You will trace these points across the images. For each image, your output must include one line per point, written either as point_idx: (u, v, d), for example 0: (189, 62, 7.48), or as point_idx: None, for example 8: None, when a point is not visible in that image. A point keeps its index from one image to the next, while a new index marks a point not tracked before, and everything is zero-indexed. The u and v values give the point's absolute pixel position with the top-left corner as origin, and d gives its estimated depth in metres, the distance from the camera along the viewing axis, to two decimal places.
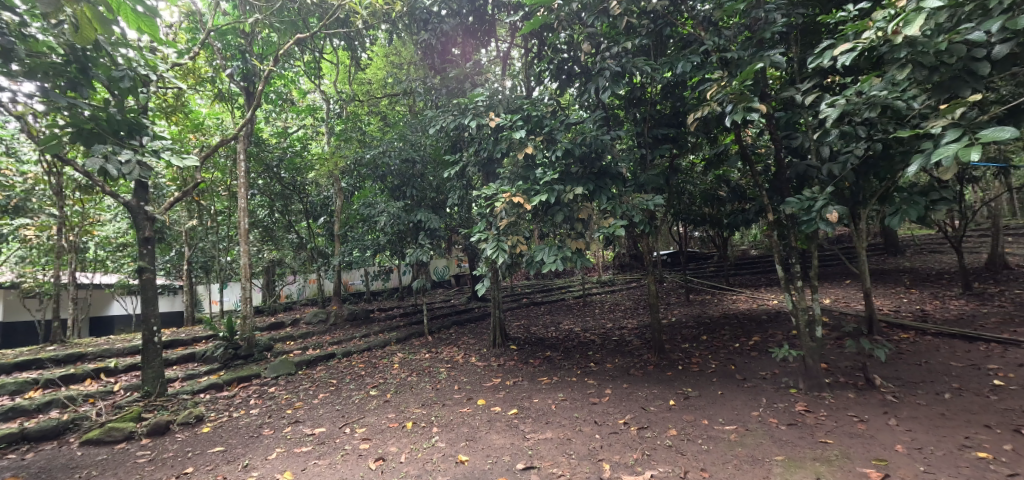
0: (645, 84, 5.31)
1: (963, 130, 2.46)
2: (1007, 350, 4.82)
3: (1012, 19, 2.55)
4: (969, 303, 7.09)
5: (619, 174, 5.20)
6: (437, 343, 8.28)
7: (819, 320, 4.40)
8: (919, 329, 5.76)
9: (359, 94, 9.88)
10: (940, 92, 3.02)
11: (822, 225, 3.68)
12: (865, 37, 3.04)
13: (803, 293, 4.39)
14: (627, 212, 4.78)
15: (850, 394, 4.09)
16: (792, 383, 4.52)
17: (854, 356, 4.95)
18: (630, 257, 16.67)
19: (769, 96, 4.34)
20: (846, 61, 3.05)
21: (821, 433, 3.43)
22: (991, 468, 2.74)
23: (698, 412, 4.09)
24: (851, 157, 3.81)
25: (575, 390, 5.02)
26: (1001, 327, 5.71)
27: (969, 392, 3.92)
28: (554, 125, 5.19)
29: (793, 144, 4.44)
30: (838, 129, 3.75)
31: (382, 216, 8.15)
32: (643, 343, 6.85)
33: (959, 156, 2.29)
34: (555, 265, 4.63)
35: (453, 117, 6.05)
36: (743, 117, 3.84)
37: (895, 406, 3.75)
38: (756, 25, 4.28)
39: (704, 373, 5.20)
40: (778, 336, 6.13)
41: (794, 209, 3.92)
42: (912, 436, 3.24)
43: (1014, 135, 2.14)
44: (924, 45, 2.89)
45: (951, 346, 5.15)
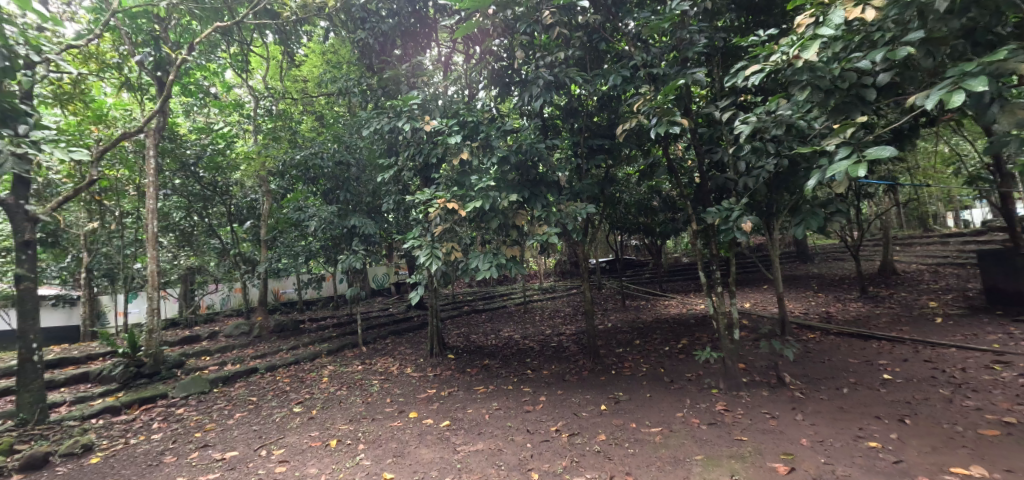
0: (580, 96, 5.50)
1: (853, 148, 2.70)
2: (893, 347, 5.40)
3: (892, 51, 2.85)
4: (864, 305, 7.91)
5: (554, 182, 5.28)
6: (371, 355, 7.93)
7: (737, 323, 4.66)
8: (824, 329, 6.33)
9: (292, 91, 9.50)
10: (835, 115, 3.31)
11: (738, 234, 3.92)
12: (772, 60, 3.28)
13: (722, 298, 4.64)
14: (561, 220, 4.88)
15: (764, 392, 4.38)
16: (713, 383, 4.77)
17: (768, 356, 5.34)
18: (570, 264, 17.18)
19: (691, 112, 4.60)
20: (756, 81, 3.27)
21: (737, 431, 3.62)
22: (879, 456, 3.00)
23: (626, 415, 4.20)
24: (763, 172, 4.08)
25: (510, 398, 4.98)
26: (889, 326, 6.40)
27: (863, 386, 4.32)
28: (490, 131, 5.18)
29: (713, 158, 4.70)
30: (750, 145, 4.01)
31: (313, 220, 7.73)
32: (579, 349, 6.97)
33: (849, 172, 2.52)
34: (489, 273, 4.56)
35: (387, 119, 5.87)
36: (666, 130, 4.02)
37: (801, 402, 4.05)
38: (681, 45, 4.56)
39: (635, 376, 5.38)
40: (704, 339, 6.49)
41: (713, 219, 4.14)
42: (815, 429, 3.50)
43: (892, 155, 2.37)
44: (822, 70, 3.14)
45: (850, 343, 5.69)
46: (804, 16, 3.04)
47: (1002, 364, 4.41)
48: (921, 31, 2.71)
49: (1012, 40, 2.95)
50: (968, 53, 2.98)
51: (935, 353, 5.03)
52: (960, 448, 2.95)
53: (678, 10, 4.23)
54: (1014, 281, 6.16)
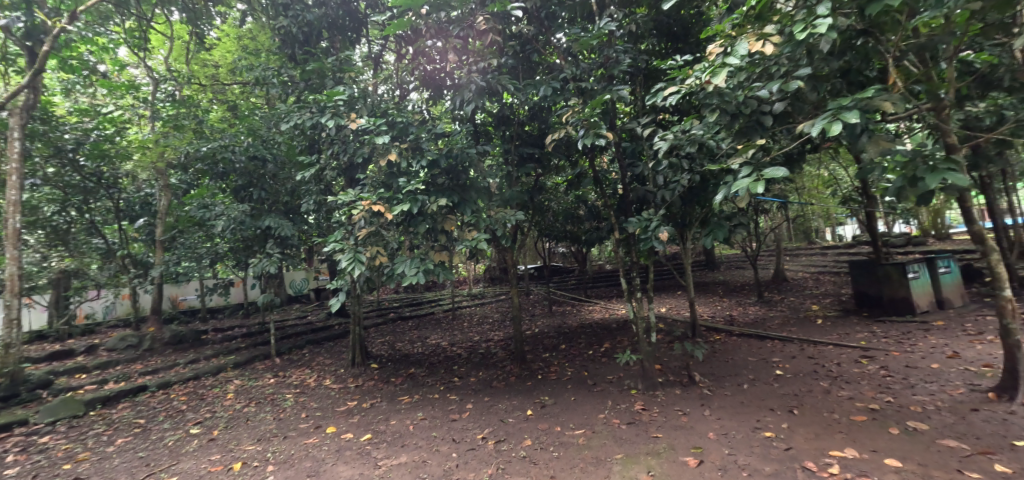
0: (512, 105, 5.57)
1: (754, 167, 3.00)
2: (784, 346, 6.06)
3: (785, 83, 3.23)
4: (761, 308, 8.81)
5: (485, 188, 5.28)
6: (286, 366, 7.37)
7: (654, 327, 4.95)
8: (728, 331, 6.95)
9: (200, 77, 8.68)
10: (739, 137, 3.66)
11: (655, 243, 4.17)
12: (688, 82, 3.56)
13: (641, 303, 4.90)
14: (490, 226, 4.89)
15: (676, 390, 4.69)
16: (632, 384, 5.03)
17: (681, 357, 5.74)
18: (499, 270, 17.31)
19: (616, 127, 4.85)
20: (673, 101, 3.54)
21: (653, 428, 3.84)
22: (773, 444, 3.32)
23: (551, 419, 4.28)
24: (678, 186, 4.41)
25: (436, 407, 4.87)
26: (781, 327, 7.19)
27: (760, 381, 4.79)
28: (421, 133, 5.07)
29: (635, 171, 4.99)
30: (667, 161, 4.32)
31: (221, 220, 7.05)
32: (507, 354, 7.01)
33: (750, 189, 2.80)
34: (416, 278, 4.43)
35: (309, 115, 5.50)
36: (593, 142, 4.20)
37: (708, 399, 4.40)
38: (608, 62, 4.80)
39: (560, 380, 5.51)
40: (624, 342, 6.84)
41: (634, 228, 4.38)
42: (720, 423, 3.81)
43: (784, 175, 2.67)
44: (729, 95, 3.46)
45: (749, 343, 6.30)
46: (714, 46, 3.34)
47: (867, 358, 5.12)
48: (808, 68, 3.09)
49: (875, 82, 3.47)
50: (843, 90, 3.46)
51: (816, 350, 5.71)
52: (837, 432, 3.36)
53: (605, 29, 4.46)
54: (875, 287, 7.21)
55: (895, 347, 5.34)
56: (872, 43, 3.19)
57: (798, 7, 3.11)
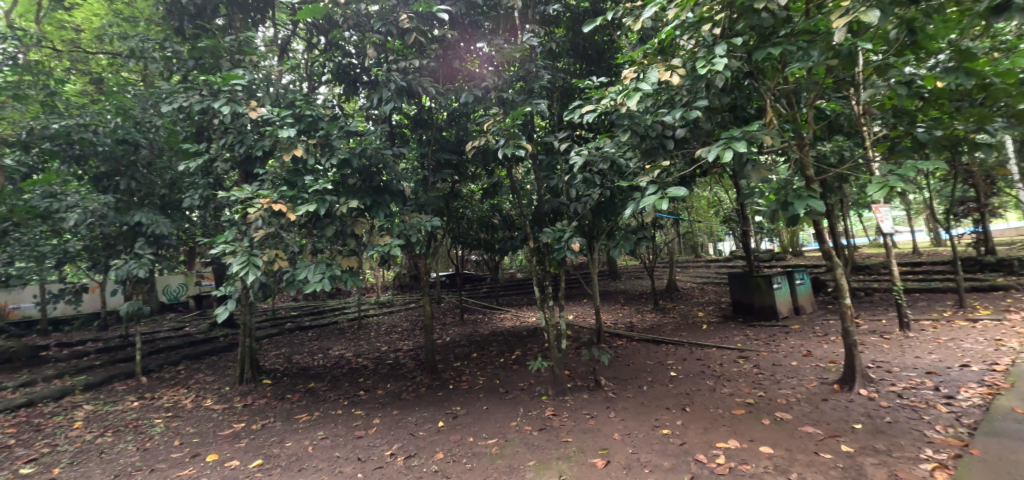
0: (431, 108, 5.46)
1: (659, 185, 3.25)
2: (676, 349, 6.64)
3: (686, 111, 3.56)
4: (656, 315, 9.61)
5: (399, 191, 5.06)
6: (155, 386, 6.35)
7: (564, 334, 5.12)
8: (628, 337, 7.45)
9: (53, 39, 7.23)
10: (645, 157, 3.96)
11: (568, 253, 4.31)
12: (603, 102, 3.77)
13: (552, 311, 5.02)
14: (404, 232, 4.71)
15: (584, 395, 4.89)
16: (543, 390, 5.14)
17: (587, 363, 6.01)
18: (410, 277, 16.80)
19: (534, 139, 4.97)
20: (590, 119, 3.72)
21: (563, 433, 3.95)
22: (669, 440, 3.60)
23: (463, 430, 4.20)
24: (590, 200, 4.64)
25: (338, 425, 4.52)
26: (673, 332, 7.88)
27: (657, 383, 5.18)
28: (331, 129, 4.74)
29: (550, 183, 5.15)
30: (581, 175, 4.52)
31: (74, 212, 5.90)
32: (417, 364, 6.78)
33: (655, 205, 3.02)
34: (321, 285, 4.08)
35: (199, 98, 4.85)
36: (512, 152, 4.23)
37: (612, 401, 4.65)
38: (528, 76, 4.94)
39: (472, 389, 5.45)
40: (535, 349, 7.00)
41: (548, 238, 4.49)
42: (624, 424, 4.04)
43: (684, 194, 2.93)
44: (638, 118, 3.73)
45: (647, 348, 6.81)
46: (628, 71, 3.58)
47: (743, 358, 5.80)
48: (705, 99, 3.44)
49: (755, 118, 3.99)
50: (731, 122, 3.91)
51: (702, 352, 6.35)
52: (722, 426, 3.73)
53: (527, 43, 4.56)
54: (748, 296, 8.23)
55: (764, 348, 6.12)
56: (755, 84, 3.66)
57: (698, 45, 3.46)
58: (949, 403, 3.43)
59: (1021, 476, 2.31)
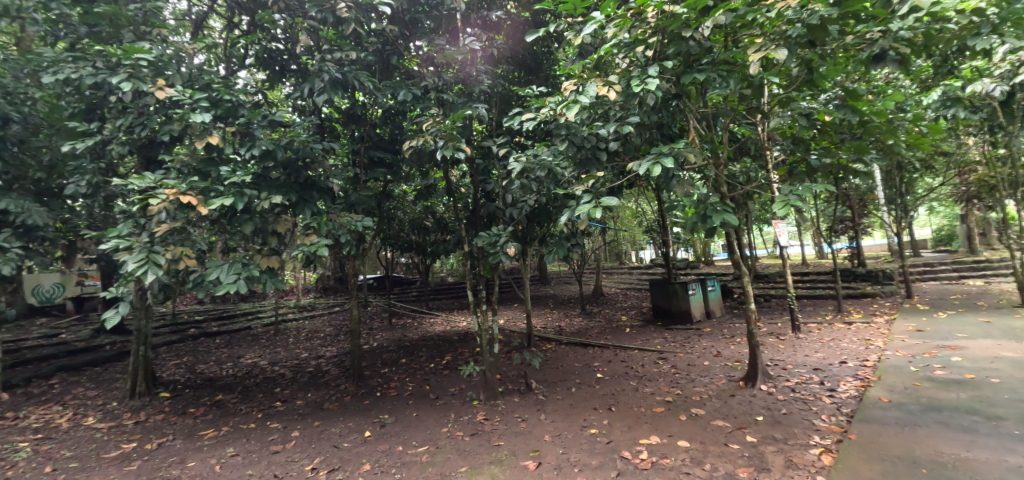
0: (366, 104, 5.23)
1: (593, 194, 3.38)
2: (602, 352, 6.95)
3: (619, 126, 3.75)
4: (583, 319, 9.97)
5: (328, 189, 4.75)
6: (18, 404, 5.40)
7: (497, 338, 5.10)
8: (557, 341, 7.65)
9: None
10: (579, 167, 4.09)
11: (503, 258, 4.29)
12: (542, 111, 3.86)
13: (486, 316, 4.98)
14: (333, 231, 4.44)
15: (515, 398, 4.94)
16: (474, 395, 5.12)
17: (518, 366, 6.09)
18: (333, 279, 15.91)
19: (472, 143, 4.95)
20: (529, 126, 3.78)
21: (495, 437, 3.96)
22: (597, 439, 3.75)
23: (391, 439, 4.05)
24: (525, 205, 4.72)
25: (252, 440, 4.15)
26: (599, 335, 8.23)
27: (584, 384, 5.38)
28: (254, 117, 4.36)
29: (487, 188, 5.15)
30: (518, 181, 4.58)
31: None
32: (341, 372, 6.43)
33: (589, 213, 3.15)
34: (235, 287, 3.69)
35: (91, 70, 4.23)
36: (451, 154, 4.15)
37: (543, 404, 4.75)
38: (468, 80, 4.93)
39: (401, 396, 5.27)
40: (466, 354, 6.95)
41: (484, 242, 4.43)
42: (554, 425, 4.14)
43: (616, 204, 3.07)
44: (575, 129, 3.86)
45: (575, 351, 7.05)
46: (567, 83, 3.70)
47: (662, 359, 6.21)
48: (637, 116, 3.65)
49: (678, 136, 4.30)
50: (658, 138, 4.18)
51: (626, 354, 6.69)
52: (644, 423, 3.96)
53: (469, 46, 4.55)
54: (667, 301, 8.82)
55: (680, 350, 6.60)
56: (680, 105, 3.96)
57: (632, 64, 3.67)
58: (831, 395, 3.92)
59: (885, 454, 2.70)
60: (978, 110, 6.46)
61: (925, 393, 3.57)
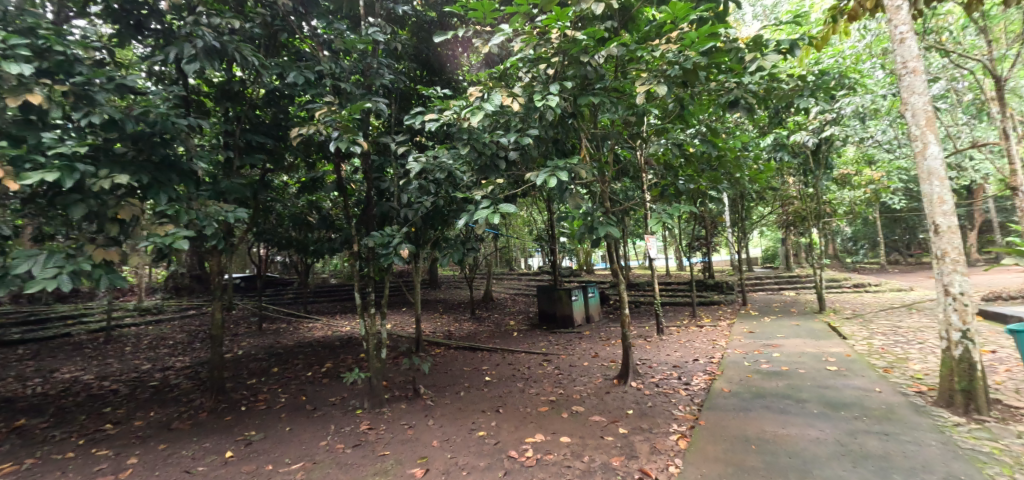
0: (246, 81, 4.66)
1: (492, 200, 3.42)
2: (490, 355, 7.08)
3: (519, 137, 3.90)
4: (473, 324, 10.04)
5: (192, 172, 4.09)
6: None
7: (385, 343, 4.84)
8: (446, 345, 7.61)
9: None
10: (479, 173, 4.11)
11: (396, 259, 4.06)
12: (446, 113, 3.82)
13: (374, 320, 4.69)
14: (195, 222, 3.84)
15: (401, 405, 4.78)
16: (357, 404, 4.84)
17: (405, 372, 5.91)
18: (189, 278, 13.78)
19: (369, 137, 4.70)
20: (432, 127, 3.72)
21: (380, 447, 3.79)
22: (484, 441, 3.81)
23: (258, 458, 3.63)
24: (422, 207, 4.61)
25: (69, 473, 3.39)
26: (488, 339, 8.38)
27: (473, 388, 5.42)
28: (95, 78, 3.60)
29: (381, 186, 4.92)
30: (416, 182, 4.47)
31: None
32: (196, 385, 5.59)
33: (487, 219, 3.19)
34: (59, 284, 2.90)
35: None
36: (346, 147, 3.82)
37: (431, 409, 4.67)
38: (369, 71, 4.69)
39: (271, 410, 4.76)
40: (348, 361, 6.54)
41: (376, 242, 4.14)
42: (442, 430, 4.10)
43: (513, 211, 3.15)
44: (477, 135, 3.88)
45: (464, 355, 7.08)
46: (472, 89, 3.72)
47: (546, 362, 6.53)
48: (536, 129, 3.82)
49: (571, 153, 4.61)
50: (554, 152, 4.44)
51: (513, 357, 6.91)
52: (529, 423, 4.12)
53: (372, 37, 4.34)
54: (552, 306, 9.32)
55: (562, 352, 7.02)
56: (575, 124, 4.25)
57: (535, 80, 3.85)
58: (686, 388, 4.52)
59: (727, 437, 3.19)
60: (796, 155, 8.03)
61: (754, 383, 4.32)
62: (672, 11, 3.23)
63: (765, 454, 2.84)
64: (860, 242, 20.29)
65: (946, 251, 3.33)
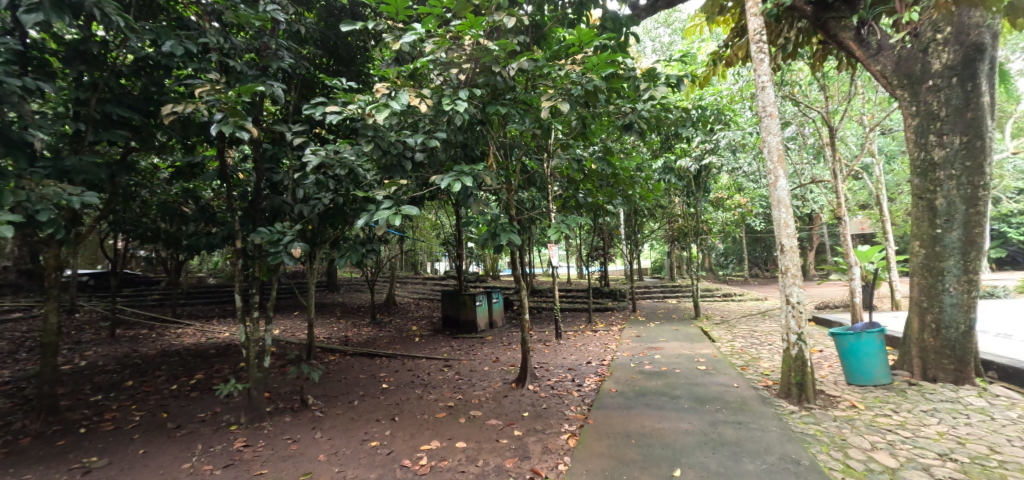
0: (107, 44, 3.96)
1: (395, 201, 3.31)
2: (389, 362, 6.82)
3: (427, 139, 3.84)
4: (373, 329, 9.59)
5: (23, 145, 3.36)
6: None
7: (269, 350, 4.40)
8: (342, 352, 7.18)
9: None
10: (383, 172, 3.94)
11: (286, 258, 3.70)
12: (349, 107, 3.63)
13: (257, 325, 4.24)
14: (26, 206, 3.17)
15: (286, 418, 4.39)
16: (233, 419, 4.34)
17: (293, 382, 5.44)
18: (14, 274, 11.30)
19: (261, 124, 4.28)
20: (333, 120, 3.50)
21: (257, 465, 3.43)
22: (377, 451, 3.64)
23: None
24: (319, 204, 4.31)
25: None
26: (388, 345, 8.07)
27: (368, 396, 5.16)
28: None
29: (273, 178, 4.49)
30: (313, 176, 4.17)
31: None
32: (17, 405, 4.58)
33: (389, 220, 3.08)
34: None
35: None
36: (231, 132, 3.41)
37: (320, 421, 4.36)
38: (265, 52, 4.28)
39: (120, 431, 4.07)
40: (224, 371, 5.85)
41: (262, 239, 3.74)
42: (331, 443, 3.85)
43: (417, 213, 3.08)
44: (382, 133, 3.74)
45: (361, 362, 6.74)
46: (379, 85, 3.59)
47: (447, 367, 6.47)
48: (445, 132, 3.79)
49: (480, 159, 4.65)
50: (463, 157, 4.45)
51: (413, 363, 6.73)
52: (426, 430, 4.04)
53: (270, 15, 3.98)
54: (456, 311, 9.27)
55: (464, 357, 7.01)
56: (484, 131, 4.29)
57: (446, 83, 3.83)
58: (579, 389, 4.79)
59: (611, 434, 3.42)
60: (681, 178, 8.96)
61: (637, 383, 4.71)
62: (577, 34, 3.43)
63: (643, 447, 3.11)
64: (729, 257, 23.21)
65: (789, 268, 3.95)
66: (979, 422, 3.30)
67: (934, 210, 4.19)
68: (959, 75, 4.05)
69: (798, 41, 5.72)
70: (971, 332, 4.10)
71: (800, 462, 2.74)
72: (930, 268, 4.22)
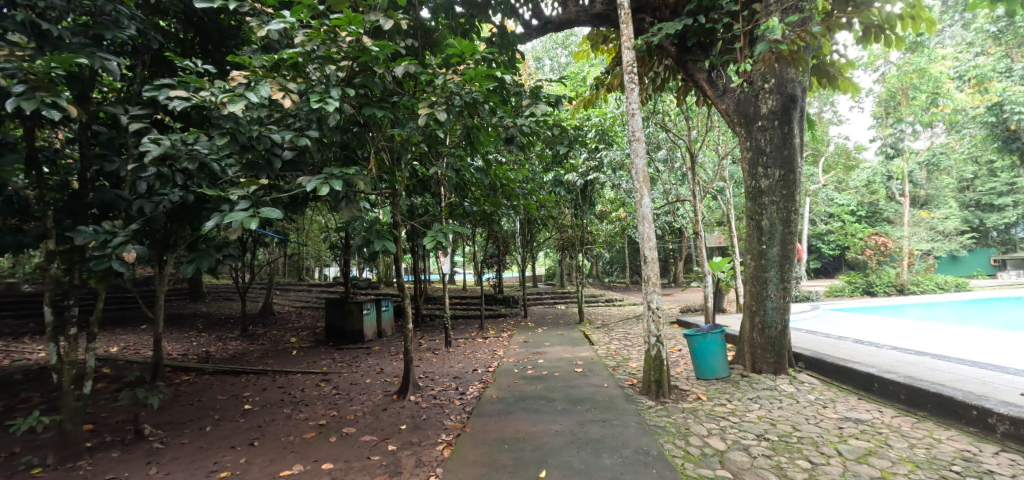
0: None
1: (253, 202, 2.99)
2: (256, 379, 6.14)
3: (297, 137, 3.56)
4: (242, 343, 8.57)
5: None
6: None
7: (92, 374, 3.66)
8: (199, 370, 6.29)
9: None
10: (245, 169, 3.54)
11: (114, 263, 3.13)
12: (200, 94, 3.22)
13: (74, 344, 3.51)
14: None
15: (113, 453, 3.70)
16: (36, 460, 3.54)
17: (127, 409, 4.62)
18: None
19: (89, 103, 3.61)
20: (177, 106, 3.07)
21: None
22: None
23: None
24: (165, 201, 3.73)
25: None
26: (258, 360, 7.27)
27: (224, 420, 4.58)
28: None
29: (104, 168, 3.79)
30: (155, 169, 3.61)
31: None
32: None
33: (243, 223, 2.78)
34: None
35: None
36: (38, 109, 2.82)
37: (158, 453, 3.75)
38: (99, 18, 3.63)
39: None
40: (32, 401, 4.75)
41: (82, 240, 3.13)
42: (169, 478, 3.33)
43: (278, 217, 2.84)
44: (243, 126, 3.37)
45: (221, 381, 5.96)
46: (239, 73, 3.25)
47: (324, 381, 6.03)
48: (317, 131, 3.54)
49: (362, 162, 4.44)
50: (343, 158, 4.20)
51: (286, 379, 6.15)
52: (289, 453, 3.70)
53: None
54: (341, 321, 8.70)
55: (345, 370, 6.58)
56: (365, 133, 4.11)
57: (322, 79, 3.60)
58: (460, 398, 4.78)
59: (485, 441, 3.46)
60: (570, 190, 9.49)
61: (518, 388, 4.85)
62: (459, 46, 3.46)
63: (514, 451, 3.20)
64: (614, 265, 25.17)
65: (649, 276, 4.42)
66: (788, 405, 4.00)
67: (760, 229, 4.99)
68: (779, 119, 4.90)
69: (666, 76, 6.47)
70: (785, 331, 4.96)
71: (649, 452, 3.04)
72: (757, 278, 5.02)
